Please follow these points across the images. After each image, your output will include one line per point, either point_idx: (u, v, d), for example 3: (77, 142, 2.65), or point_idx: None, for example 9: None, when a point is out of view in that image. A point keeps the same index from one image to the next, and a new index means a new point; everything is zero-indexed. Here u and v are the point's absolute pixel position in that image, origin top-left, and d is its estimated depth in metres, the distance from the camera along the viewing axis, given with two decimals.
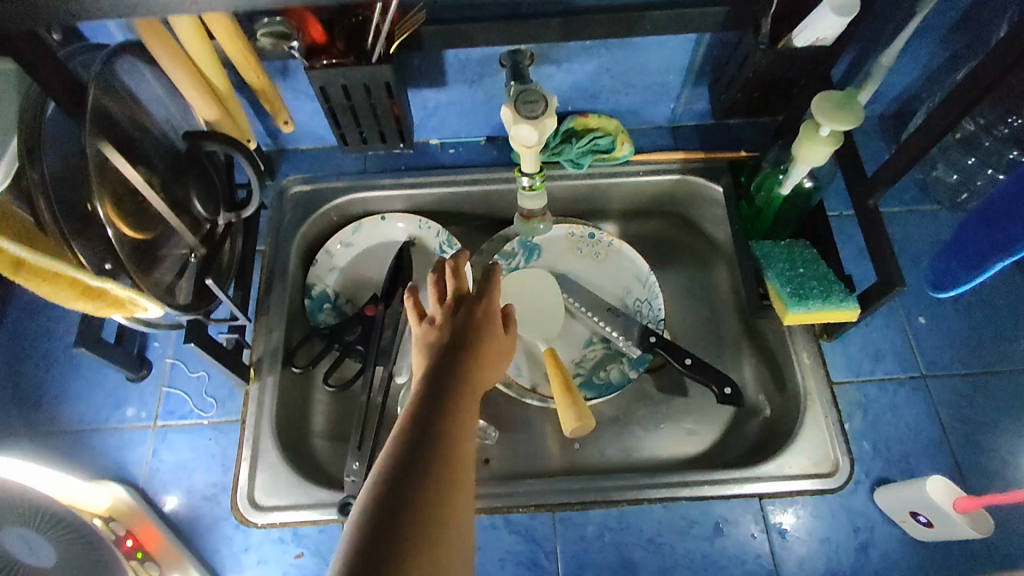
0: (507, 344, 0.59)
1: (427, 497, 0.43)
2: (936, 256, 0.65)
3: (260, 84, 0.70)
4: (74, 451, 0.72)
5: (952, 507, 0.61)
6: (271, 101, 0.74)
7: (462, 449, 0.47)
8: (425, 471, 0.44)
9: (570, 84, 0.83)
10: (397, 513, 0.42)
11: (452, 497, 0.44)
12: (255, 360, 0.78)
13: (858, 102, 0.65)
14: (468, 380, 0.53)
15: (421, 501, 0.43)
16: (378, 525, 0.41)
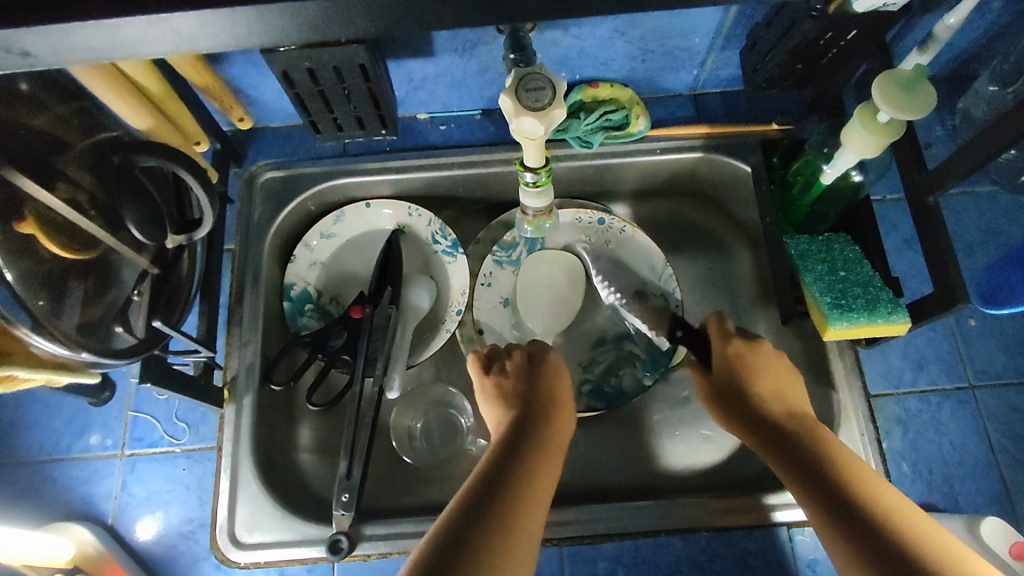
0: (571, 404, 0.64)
1: (498, 516, 0.48)
2: (990, 273, 0.71)
3: (204, 80, 0.66)
4: (36, 486, 0.66)
5: (1009, 554, 0.56)
6: (219, 95, 0.69)
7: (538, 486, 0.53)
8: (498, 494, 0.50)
9: (578, 51, 0.71)
10: (472, 524, 0.47)
11: (521, 527, 0.49)
12: (229, 381, 0.71)
13: (927, 84, 0.54)
14: (542, 431, 0.59)
15: (494, 518, 0.48)
16: (453, 530, 0.47)
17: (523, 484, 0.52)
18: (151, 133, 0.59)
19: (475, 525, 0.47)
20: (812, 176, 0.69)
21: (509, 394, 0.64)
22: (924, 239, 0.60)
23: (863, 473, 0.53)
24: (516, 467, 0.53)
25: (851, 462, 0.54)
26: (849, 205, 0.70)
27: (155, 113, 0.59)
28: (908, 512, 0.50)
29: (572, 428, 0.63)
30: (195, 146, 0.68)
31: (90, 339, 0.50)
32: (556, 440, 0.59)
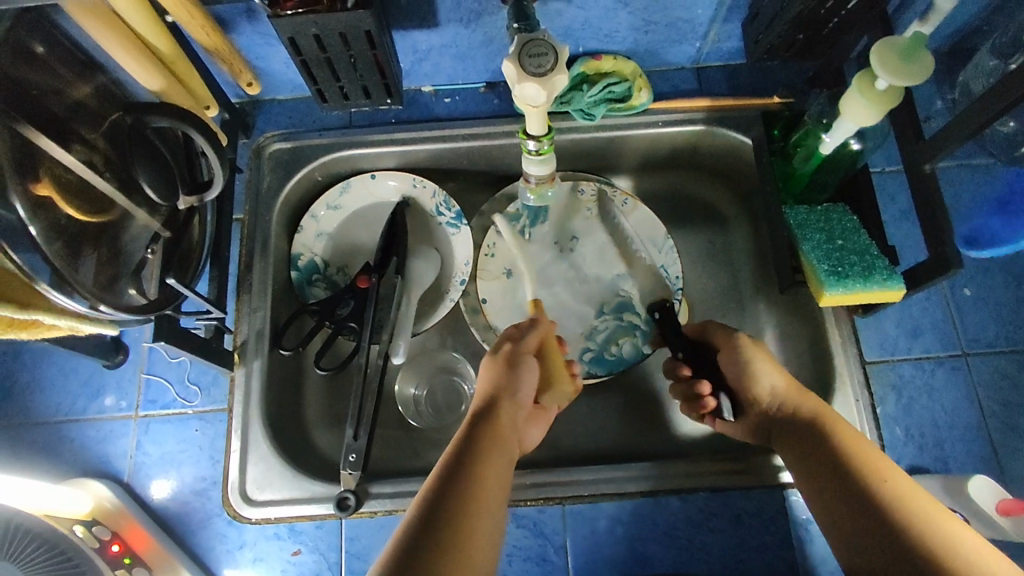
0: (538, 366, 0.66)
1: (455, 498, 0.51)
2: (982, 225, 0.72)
3: (213, 43, 0.65)
4: (53, 445, 0.69)
5: (995, 510, 0.59)
6: (230, 60, 0.69)
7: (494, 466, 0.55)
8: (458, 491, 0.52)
9: (581, 23, 0.72)
10: (433, 523, 0.49)
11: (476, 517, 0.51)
12: (239, 344, 0.72)
13: (925, 48, 0.55)
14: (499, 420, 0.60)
15: (449, 515, 0.50)
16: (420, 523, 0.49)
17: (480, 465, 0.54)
18: (163, 95, 0.58)
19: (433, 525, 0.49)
20: (810, 146, 0.69)
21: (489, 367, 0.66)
22: (920, 205, 0.61)
23: (865, 450, 0.56)
24: (473, 462, 0.54)
25: (853, 442, 0.57)
26: (848, 175, 0.71)
27: (167, 76, 0.58)
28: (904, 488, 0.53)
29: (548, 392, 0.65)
30: (206, 110, 0.69)
31: (109, 296, 0.52)
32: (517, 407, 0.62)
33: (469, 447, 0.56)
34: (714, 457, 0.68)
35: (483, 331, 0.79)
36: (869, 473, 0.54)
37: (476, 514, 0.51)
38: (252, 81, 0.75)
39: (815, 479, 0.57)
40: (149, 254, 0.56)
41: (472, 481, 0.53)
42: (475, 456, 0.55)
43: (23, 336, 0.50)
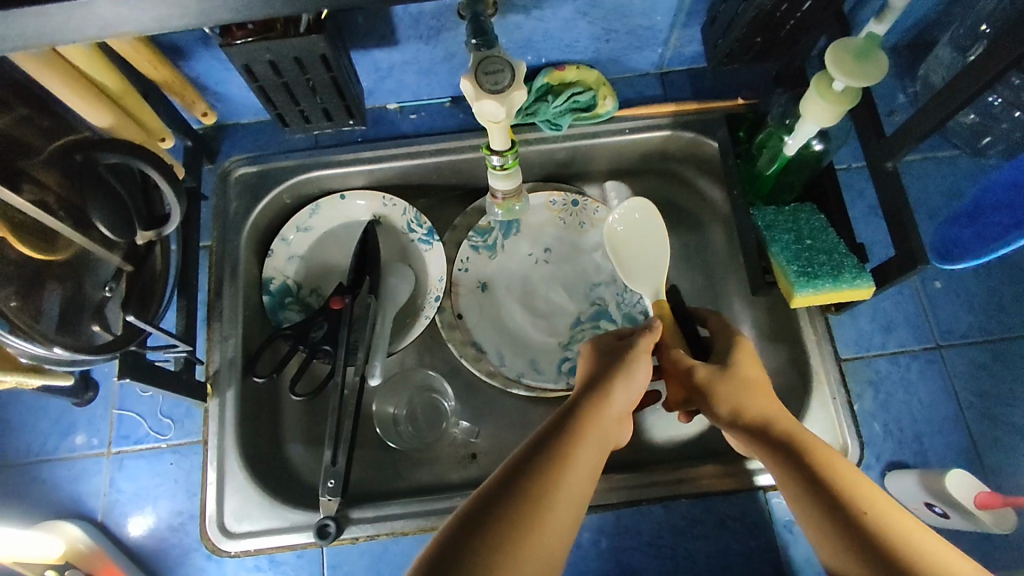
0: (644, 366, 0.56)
1: (527, 499, 0.45)
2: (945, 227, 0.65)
3: (161, 75, 0.64)
4: (24, 487, 0.67)
5: (975, 503, 0.60)
6: (181, 92, 0.68)
7: (577, 468, 0.48)
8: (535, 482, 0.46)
9: (542, 34, 0.72)
10: (489, 521, 0.43)
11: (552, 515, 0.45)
12: (212, 374, 0.71)
13: (877, 50, 0.55)
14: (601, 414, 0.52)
15: (514, 517, 0.44)
16: (474, 518, 0.44)
17: (559, 464, 0.47)
18: (113, 130, 0.56)
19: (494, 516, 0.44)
20: (774, 148, 0.70)
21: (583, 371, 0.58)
22: (885, 201, 0.62)
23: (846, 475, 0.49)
24: (547, 459, 0.47)
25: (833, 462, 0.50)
26: (814, 174, 0.71)
27: (116, 109, 0.56)
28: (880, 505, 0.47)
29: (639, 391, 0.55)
30: (159, 143, 0.65)
31: (69, 338, 0.51)
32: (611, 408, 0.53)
33: (547, 441, 0.49)
34: (698, 467, 0.67)
35: (458, 346, 0.78)
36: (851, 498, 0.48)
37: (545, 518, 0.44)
38: (207, 110, 0.75)
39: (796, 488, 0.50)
40: (106, 293, 0.55)
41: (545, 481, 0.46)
42: (565, 439, 0.49)
43: None
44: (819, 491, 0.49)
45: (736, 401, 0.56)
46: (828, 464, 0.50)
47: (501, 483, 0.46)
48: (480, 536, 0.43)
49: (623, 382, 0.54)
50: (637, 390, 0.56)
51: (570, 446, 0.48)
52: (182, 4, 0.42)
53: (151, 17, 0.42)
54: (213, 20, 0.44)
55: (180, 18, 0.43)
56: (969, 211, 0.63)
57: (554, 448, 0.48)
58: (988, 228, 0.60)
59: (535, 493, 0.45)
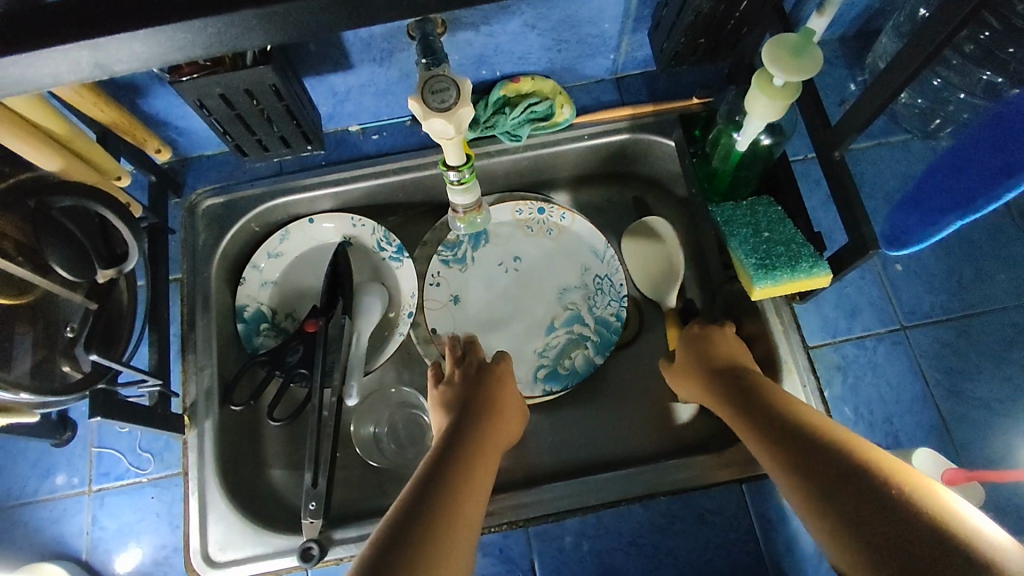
0: (516, 409, 0.69)
1: (441, 505, 0.52)
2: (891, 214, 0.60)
3: (109, 117, 0.65)
4: (6, 531, 0.67)
5: (942, 479, 0.60)
6: (132, 130, 0.69)
7: (477, 484, 0.56)
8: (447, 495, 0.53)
9: (493, 49, 0.73)
10: (414, 523, 0.50)
11: (462, 518, 0.53)
12: (189, 406, 0.72)
13: (814, 44, 0.57)
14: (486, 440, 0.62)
15: (432, 518, 0.51)
16: (402, 518, 0.50)
17: (461, 477, 0.56)
18: (63, 173, 0.55)
19: (422, 517, 0.50)
20: (727, 145, 0.71)
21: (451, 402, 0.68)
22: (835, 190, 0.63)
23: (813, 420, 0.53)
24: (451, 472, 0.56)
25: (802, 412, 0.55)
26: (769, 167, 0.73)
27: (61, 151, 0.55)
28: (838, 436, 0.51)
29: (513, 432, 0.67)
30: (116, 181, 0.65)
31: (40, 381, 0.52)
32: (494, 439, 0.63)
33: (447, 457, 0.57)
34: (675, 463, 0.68)
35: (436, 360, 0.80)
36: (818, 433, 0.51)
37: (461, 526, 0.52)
38: (160, 147, 0.76)
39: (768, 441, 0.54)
40: (70, 334, 0.55)
41: (452, 488, 0.54)
42: (463, 460, 0.58)
43: None
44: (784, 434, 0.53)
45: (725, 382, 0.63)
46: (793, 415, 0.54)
47: (415, 492, 0.53)
48: (411, 536, 0.49)
49: (502, 418, 0.66)
50: (512, 430, 0.67)
51: (468, 466, 0.57)
52: (76, 58, 0.42)
53: (50, 72, 0.42)
54: (109, 72, 0.44)
55: (75, 73, 0.43)
56: (913, 194, 0.57)
57: (458, 457, 0.58)
58: (931, 213, 0.55)
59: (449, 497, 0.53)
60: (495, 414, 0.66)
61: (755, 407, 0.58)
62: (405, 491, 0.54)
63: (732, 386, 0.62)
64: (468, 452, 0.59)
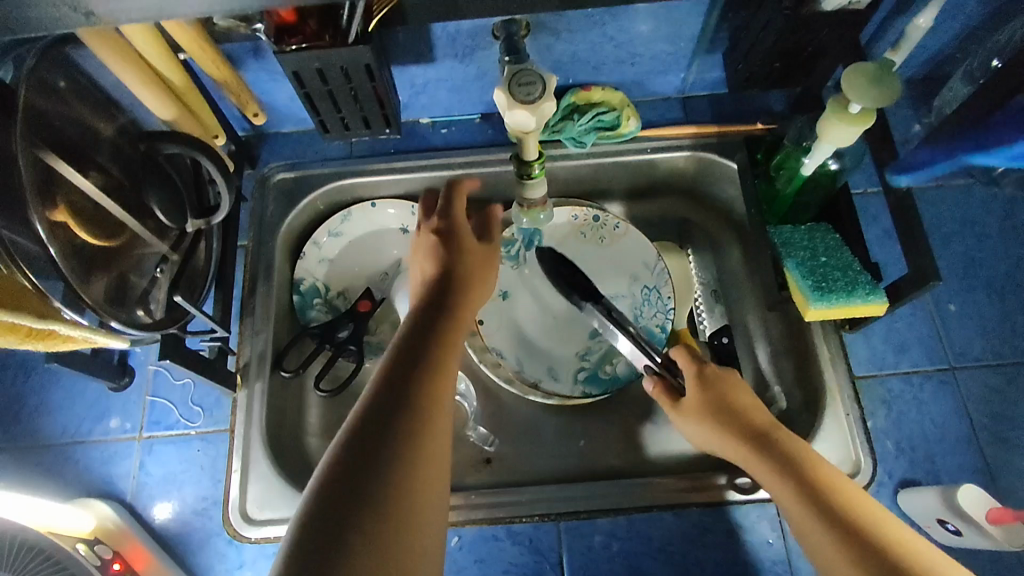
0: (482, 275, 0.66)
1: (402, 422, 0.48)
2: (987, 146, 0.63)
3: (223, 75, 0.68)
4: (57, 466, 0.70)
5: (986, 518, 0.61)
6: (237, 93, 0.71)
7: (442, 379, 0.52)
8: (387, 406, 0.48)
9: (570, 56, 0.76)
10: (369, 455, 0.45)
11: (428, 429, 0.48)
12: (242, 366, 0.74)
13: (894, 74, 0.58)
14: (445, 335, 0.57)
15: (388, 452, 0.46)
16: (357, 449, 0.46)
17: (421, 377, 0.51)
18: (175, 123, 0.63)
19: (375, 440, 0.46)
20: (793, 168, 0.72)
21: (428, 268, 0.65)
22: (899, 221, 0.63)
23: (819, 466, 0.55)
24: (412, 376, 0.51)
25: (818, 462, 0.56)
26: (829, 195, 0.74)
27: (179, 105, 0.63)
28: (843, 488, 0.53)
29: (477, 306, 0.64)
30: (212, 140, 0.73)
31: (118, 312, 0.54)
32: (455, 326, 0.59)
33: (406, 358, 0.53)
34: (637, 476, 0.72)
35: (479, 352, 0.80)
36: (825, 482, 0.53)
37: (427, 438, 0.48)
38: (258, 112, 0.76)
39: (794, 487, 0.54)
40: (159, 274, 0.60)
41: (410, 397, 0.49)
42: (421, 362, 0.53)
43: (40, 348, 0.52)
44: (809, 481, 0.54)
45: (738, 408, 0.62)
46: (812, 464, 0.55)
47: (365, 412, 0.48)
48: (366, 487, 0.44)
49: (467, 292, 0.63)
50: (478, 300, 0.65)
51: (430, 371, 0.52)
52: None
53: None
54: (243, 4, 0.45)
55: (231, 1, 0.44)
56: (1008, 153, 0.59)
57: (418, 354, 0.54)
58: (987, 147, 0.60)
59: (407, 410, 0.49)
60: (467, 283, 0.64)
61: (774, 452, 0.57)
62: (360, 410, 0.48)
63: (748, 422, 0.60)
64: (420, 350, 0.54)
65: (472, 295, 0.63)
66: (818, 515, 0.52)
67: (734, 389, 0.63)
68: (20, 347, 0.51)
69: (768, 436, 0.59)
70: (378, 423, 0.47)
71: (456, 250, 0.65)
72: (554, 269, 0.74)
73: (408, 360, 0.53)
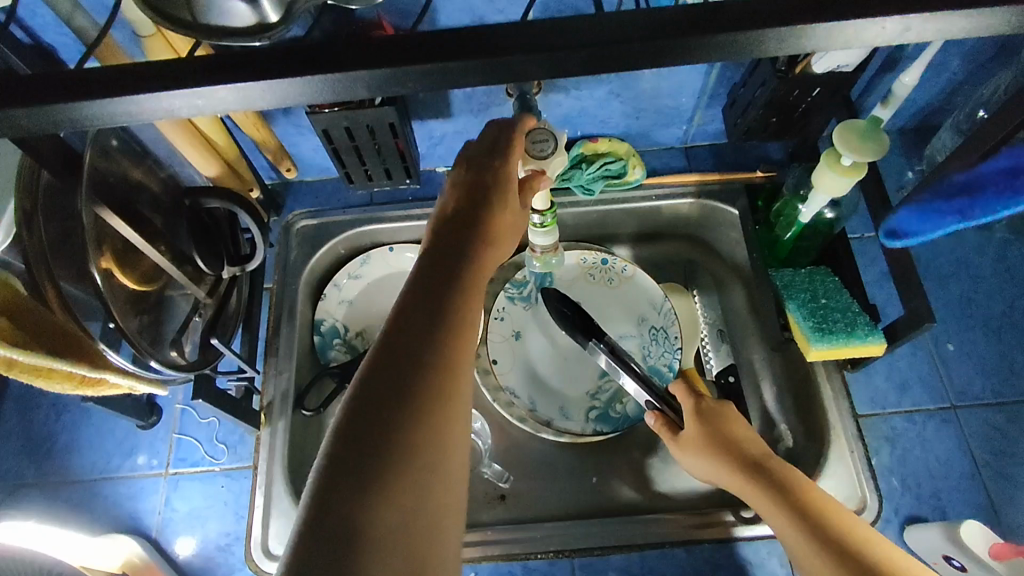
0: (516, 220, 0.54)
1: (412, 413, 0.41)
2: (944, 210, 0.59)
3: (261, 136, 0.75)
4: (86, 502, 0.72)
5: (988, 554, 0.62)
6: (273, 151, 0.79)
7: (459, 352, 0.45)
8: (384, 393, 0.42)
9: (579, 111, 0.81)
10: (374, 453, 0.40)
11: (441, 421, 0.42)
12: (266, 405, 0.77)
13: (880, 130, 0.62)
14: (465, 293, 0.47)
15: (391, 448, 0.40)
16: (359, 442, 0.40)
17: (437, 353, 0.43)
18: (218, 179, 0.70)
19: (379, 433, 0.41)
20: (790, 216, 0.76)
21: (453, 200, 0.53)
22: (894, 266, 0.67)
23: (811, 495, 0.57)
24: (425, 347, 0.43)
25: (811, 490, 0.58)
26: (827, 240, 0.77)
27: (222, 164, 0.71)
28: (837, 514, 0.55)
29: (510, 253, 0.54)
30: (249, 192, 0.80)
31: (159, 354, 0.58)
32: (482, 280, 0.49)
33: (420, 322, 0.45)
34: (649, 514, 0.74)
35: (493, 390, 0.82)
36: (821, 510, 0.55)
37: (442, 431, 0.42)
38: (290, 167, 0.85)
39: (789, 516, 0.56)
40: (195, 318, 0.64)
41: (420, 381, 0.42)
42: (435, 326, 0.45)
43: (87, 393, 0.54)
44: (804, 510, 0.56)
45: (732, 439, 0.64)
46: (803, 492, 0.58)
47: (370, 395, 0.42)
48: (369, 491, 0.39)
49: (498, 239, 0.52)
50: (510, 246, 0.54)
51: (447, 342, 0.44)
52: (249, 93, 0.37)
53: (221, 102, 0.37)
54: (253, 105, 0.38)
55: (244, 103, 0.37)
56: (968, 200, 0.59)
57: (432, 318, 0.45)
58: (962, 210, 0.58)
59: (419, 398, 0.42)
60: (497, 227, 0.52)
61: (770, 482, 0.60)
62: (363, 390, 0.42)
63: (743, 453, 0.63)
64: (435, 311, 0.45)
65: (499, 250, 0.52)
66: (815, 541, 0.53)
67: (730, 422, 0.65)
68: (72, 392, 0.53)
69: (763, 467, 0.61)
70: (379, 411, 0.41)
71: (477, 208, 0.52)
72: (558, 309, 0.76)
73: (414, 324, 0.45)
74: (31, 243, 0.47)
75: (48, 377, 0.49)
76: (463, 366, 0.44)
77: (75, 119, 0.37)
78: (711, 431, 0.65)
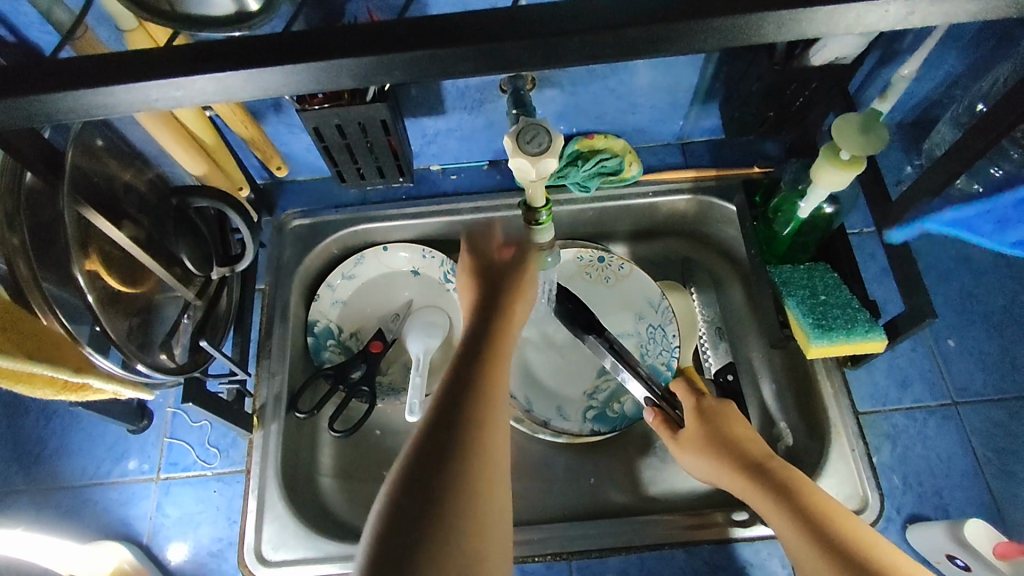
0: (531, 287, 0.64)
1: (453, 475, 0.46)
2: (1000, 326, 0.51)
3: (250, 133, 0.73)
4: (75, 508, 0.71)
5: (992, 553, 0.61)
6: (263, 149, 0.77)
7: (491, 416, 0.51)
8: (437, 446, 0.48)
9: (573, 107, 0.80)
10: (424, 517, 0.44)
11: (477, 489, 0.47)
12: (258, 408, 0.76)
13: (879, 122, 0.61)
14: (491, 354, 0.55)
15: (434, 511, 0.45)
16: (406, 505, 0.45)
17: (474, 418, 0.50)
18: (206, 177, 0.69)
19: (425, 486, 0.46)
20: (789, 212, 0.75)
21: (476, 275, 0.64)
22: (894, 262, 0.66)
23: (812, 496, 0.56)
24: (464, 410, 0.50)
25: (811, 490, 0.57)
26: (826, 235, 0.77)
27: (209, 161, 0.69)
28: (839, 516, 0.54)
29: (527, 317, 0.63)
30: (238, 191, 0.78)
31: (146, 357, 0.56)
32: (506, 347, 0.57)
33: (456, 395, 0.51)
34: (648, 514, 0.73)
35: None
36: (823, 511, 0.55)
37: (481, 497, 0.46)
38: (281, 166, 0.82)
39: (789, 516, 0.56)
40: (184, 320, 0.62)
41: (460, 436, 0.49)
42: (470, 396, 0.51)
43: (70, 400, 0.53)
44: (805, 512, 0.55)
45: (733, 439, 0.63)
46: (804, 492, 0.57)
47: (417, 461, 0.47)
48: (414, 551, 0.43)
49: (516, 304, 0.61)
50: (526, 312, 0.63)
51: (482, 401, 0.51)
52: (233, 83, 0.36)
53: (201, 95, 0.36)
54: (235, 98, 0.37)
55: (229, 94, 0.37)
56: None
57: (466, 378, 0.52)
58: None
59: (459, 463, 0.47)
60: (515, 295, 0.61)
61: (771, 483, 0.59)
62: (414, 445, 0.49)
63: (743, 453, 0.62)
64: (469, 378, 0.52)
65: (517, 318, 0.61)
66: (816, 543, 0.53)
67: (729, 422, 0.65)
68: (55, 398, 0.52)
69: (765, 467, 0.60)
70: (424, 469, 0.47)
71: (501, 275, 0.62)
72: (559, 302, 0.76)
73: (454, 385, 0.52)
74: (13, 245, 0.45)
75: (29, 382, 0.48)
76: (493, 427, 0.50)
77: (53, 112, 0.36)
78: (712, 433, 0.65)
